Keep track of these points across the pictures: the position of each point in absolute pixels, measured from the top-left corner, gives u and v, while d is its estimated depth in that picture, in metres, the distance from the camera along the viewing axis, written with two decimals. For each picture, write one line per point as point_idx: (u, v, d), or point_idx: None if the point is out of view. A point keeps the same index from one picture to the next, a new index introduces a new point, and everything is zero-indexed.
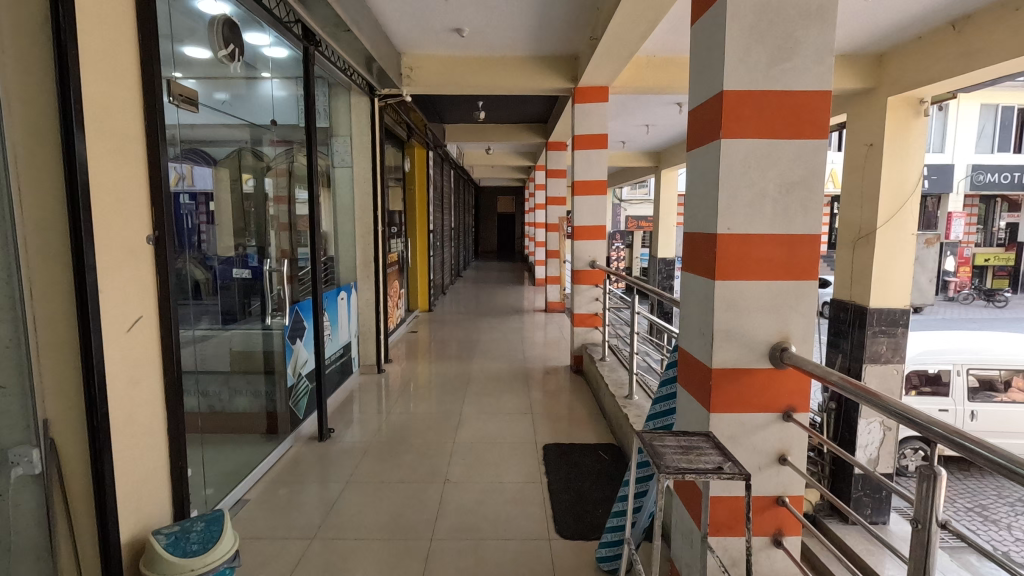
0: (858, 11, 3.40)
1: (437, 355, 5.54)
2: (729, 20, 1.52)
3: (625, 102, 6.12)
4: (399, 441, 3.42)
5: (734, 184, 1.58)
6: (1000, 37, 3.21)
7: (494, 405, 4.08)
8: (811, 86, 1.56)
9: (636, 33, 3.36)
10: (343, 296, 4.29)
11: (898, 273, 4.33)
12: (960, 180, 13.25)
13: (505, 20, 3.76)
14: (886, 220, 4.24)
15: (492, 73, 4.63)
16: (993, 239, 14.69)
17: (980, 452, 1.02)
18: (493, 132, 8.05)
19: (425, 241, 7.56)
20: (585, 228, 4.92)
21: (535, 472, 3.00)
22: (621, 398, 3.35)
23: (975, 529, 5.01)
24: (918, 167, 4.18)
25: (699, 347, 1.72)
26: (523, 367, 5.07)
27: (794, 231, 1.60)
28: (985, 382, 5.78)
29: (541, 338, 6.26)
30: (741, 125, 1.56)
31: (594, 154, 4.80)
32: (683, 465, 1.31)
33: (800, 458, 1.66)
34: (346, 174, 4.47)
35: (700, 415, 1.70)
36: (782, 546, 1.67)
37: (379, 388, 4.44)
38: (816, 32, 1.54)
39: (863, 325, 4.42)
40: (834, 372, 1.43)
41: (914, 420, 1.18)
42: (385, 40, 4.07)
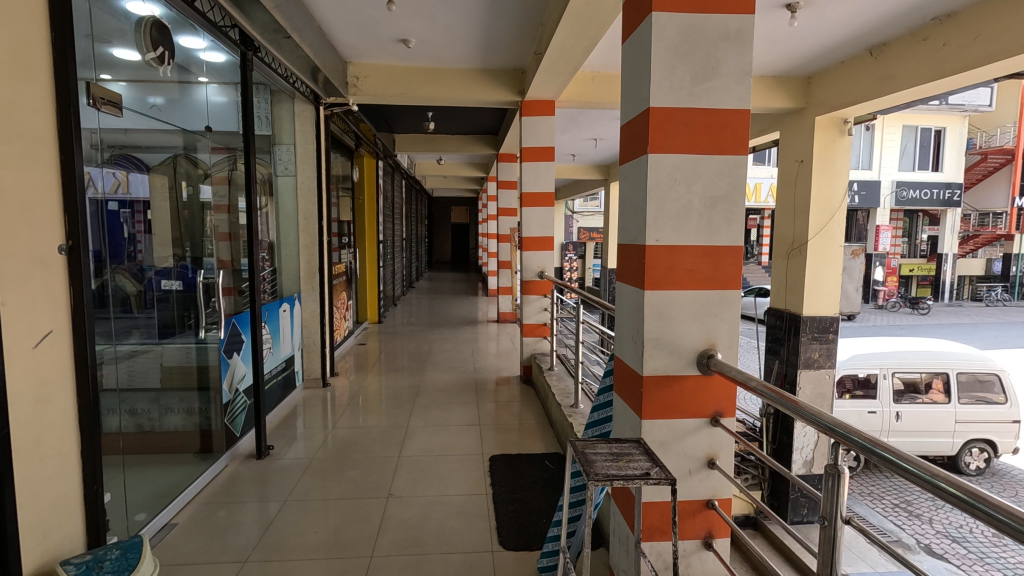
0: (786, 36, 3.59)
1: (388, 367, 5.44)
2: (655, 41, 1.59)
3: (572, 116, 6.24)
4: (343, 456, 3.33)
5: (661, 198, 1.63)
6: (912, 63, 3.47)
7: (442, 417, 4.03)
8: (732, 105, 1.64)
9: (580, 48, 3.44)
10: (285, 308, 4.16)
11: (829, 282, 4.57)
12: (886, 196, 14.18)
13: (451, 32, 3.78)
14: (817, 232, 4.46)
15: (440, 84, 4.64)
16: (916, 250, 15.91)
17: (882, 453, 1.09)
18: (444, 143, 8.03)
19: (374, 251, 7.44)
20: (533, 240, 4.98)
21: (480, 484, 2.97)
22: (568, 407, 3.38)
23: (901, 524, 5.28)
24: (843, 183, 4.45)
25: (631, 354, 1.75)
26: (474, 378, 5.04)
27: (717, 243, 1.68)
28: (909, 384, 6.13)
29: (494, 349, 6.25)
30: (667, 140, 1.62)
31: (542, 167, 4.87)
32: (612, 471, 1.34)
33: (728, 462, 1.72)
34: (289, 183, 4.36)
35: (633, 422, 1.74)
36: (712, 548, 1.71)
37: (324, 402, 4.32)
38: (736, 53, 1.62)
39: (798, 332, 4.63)
40: (754, 378, 1.49)
41: (827, 424, 1.25)
42: (329, 48, 4.01)
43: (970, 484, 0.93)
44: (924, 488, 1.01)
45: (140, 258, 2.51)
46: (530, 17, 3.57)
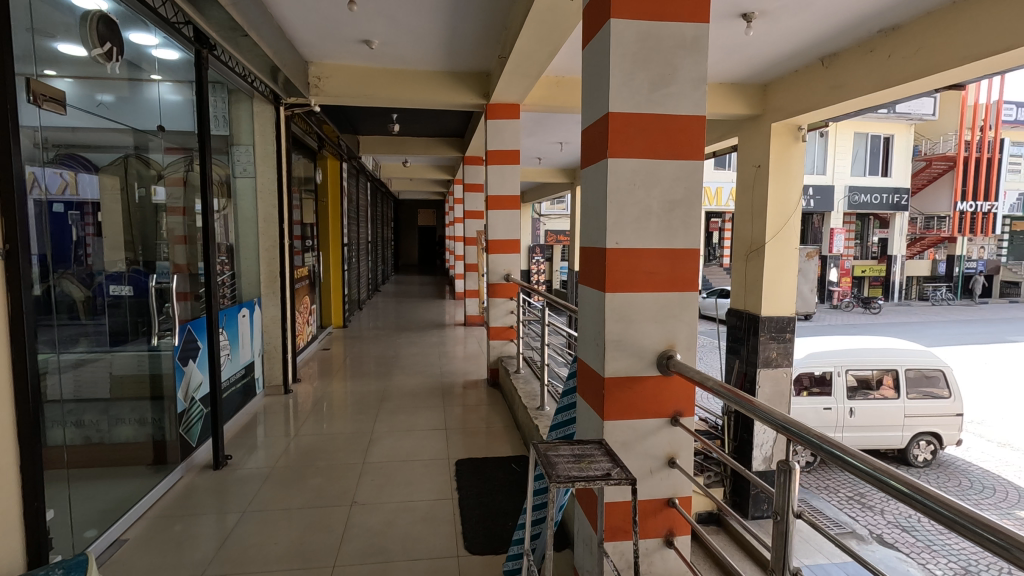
0: (743, 44, 3.70)
1: (354, 372, 5.34)
2: (613, 47, 1.61)
3: (538, 120, 6.28)
4: (306, 464, 3.26)
5: (621, 201, 1.66)
6: (860, 73, 3.62)
7: (409, 422, 3.98)
8: (689, 111, 1.68)
9: (543, 53, 3.47)
10: (245, 313, 4.05)
11: (785, 283, 4.73)
12: (840, 200, 14.78)
13: (415, 33, 3.76)
14: (774, 234, 4.61)
15: (404, 86, 4.60)
16: (868, 252, 16.59)
17: (833, 450, 1.14)
18: (409, 145, 7.96)
19: (338, 253, 7.31)
20: (500, 243, 4.98)
21: (447, 489, 2.95)
22: (533, 409, 3.39)
23: (855, 515, 5.47)
24: (798, 187, 4.61)
25: (593, 355, 1.77)
26: (441, 382, 5.01)
27: (675, 246, 1.71)
28: (861, 381, 6.38)
29: (462, 352, 6.22)
30: (627, 145, 1.65)
31: (508, 170, 4.88)
32: (574, 473, 1.34)
33: (688, 461, 1.75)
34: (248, 185, 4.25)
35: (596, 423, 1.75)
36: (673, 546, 1.74)
37: (286, 409, 4.21)
38: (692, 60, 1.66)
39: (757, 331, 4.77)
40: (711, 378, 1.53)
41: (781, 423, 1.29)
42: (289, 47, 3.93)
43: (917, 480, 0.97)
44: (873, 484, 1.05)
45: (90, 262, 2.42)
46: (494, 20, 3.58)
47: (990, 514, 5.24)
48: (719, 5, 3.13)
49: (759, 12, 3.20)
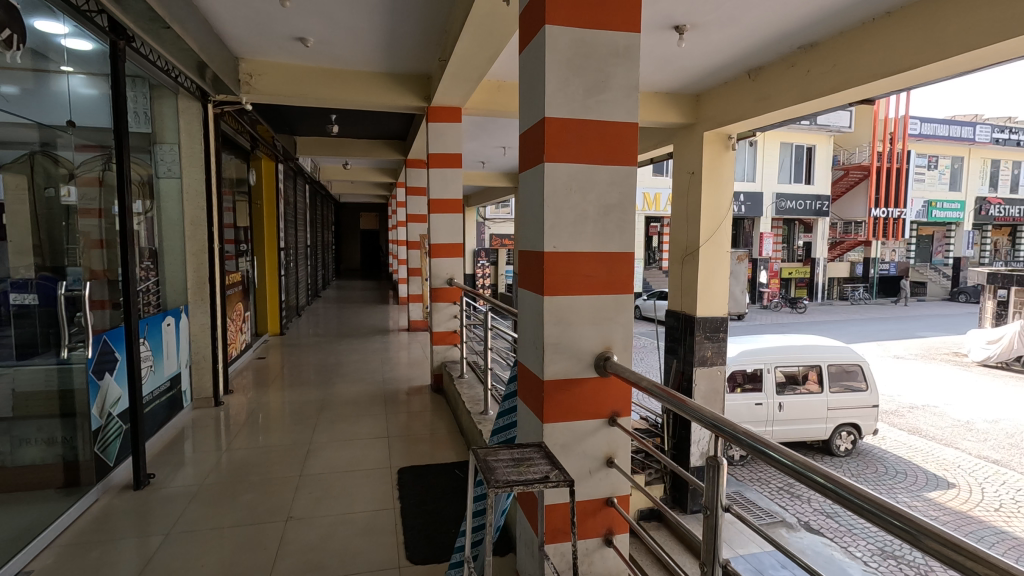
0: (675, 56, 3.84)
1: (291, 381, 5.14)
2: (549, 52, 1.63)
3: (480, 124, 6.27)
4: (238, 479, 3.10)
5: (559, 205, 1.68)
6: (782, 86, 3.85)
7: (349, 431, 3.86)
8: (623, 118, 1.72)
9: (483, 57, 3.47)
10: (169, 322, 3.81)
11: (718, 285, 4.94)
12: (768, 206, 15.74)
13: (352, 33, 3.67)
14: (707, 238, 4.80)
15: (340, 86, 4.49)
16: (794, 255, 17.57)
17: (757, 446, 1.20)
18: (349, 147, 7.76)
19: (274, 258, 7.02)
20: (442, 247, 4.94)
21: (388, 498, 2.89)
22: (477, 414, 3.36)
23: (785, 505, 5.77)
24: (728, 194, 4.83)
25: (533, 358, 1.78)
26: (384, 389, 4.90)
27: (611, 249, 1.75)
28: (789, 376, 6.75)
29: (405, 358, 6.11)
30: (563, 150, 1.67)
31: (449, 174, 4.83)
32: (513, 477, 1.34)
33: (625, 460, 1.79)
34: (173, 186, 4.00)
35: (536, 425, 1.76)
36: (612, 545, 1.77)
37: (217, 422, 3.99)
38: (625, 69, 1.71)
39: (693, 331, 4.95)
40: (645, 378, 1.57)
41: (712, 422, 1.34)
42: (217, 42, 3.75)
43: (833, 472, 1.04)
44: (796, 480, 1.10)
45: None
46: (434, 22, 3.55)
47: (903, 497, 5.66)
48: (653, 16, 3.24)
49: (690, 25, 3.33)
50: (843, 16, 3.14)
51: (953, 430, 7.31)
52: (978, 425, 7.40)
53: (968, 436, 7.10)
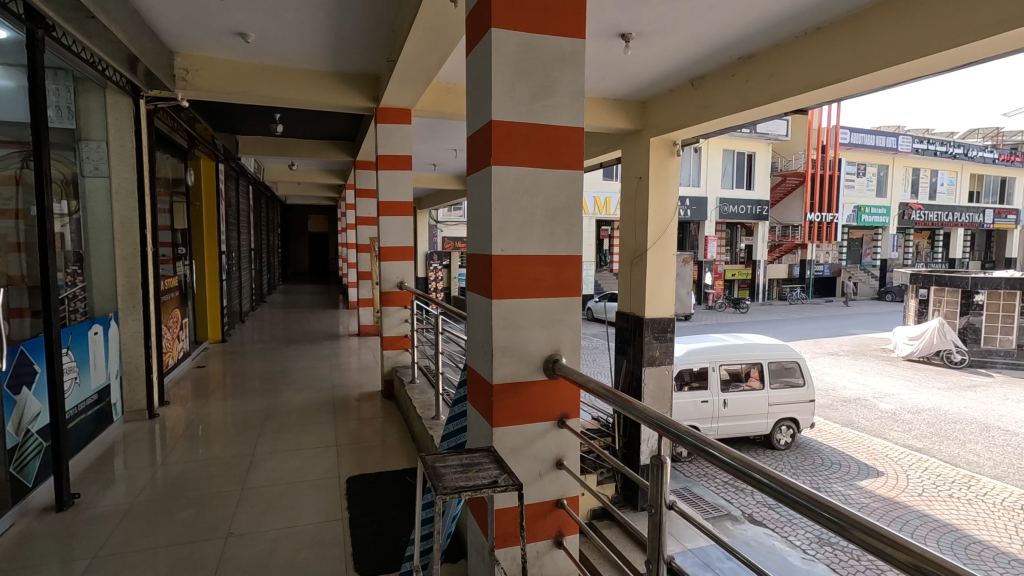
0: (622, 63, 3.93)
1: (234, 390, 4.93)
2: (495, 57, 1.63)
3: (430, 126, 6.22)
4: (174, 495, 2.93)
5: (506, 209, 1.68)
6: (722, 95, 4.00)
7: (296, 441, 3.73)
8: (568, 123, 1.74)
9: (432, 59, 3.44)
10: (97, 330, 3.57)
11: (665, 287, 5.07)
12: (712, 210, 16.32)
13: (296, 30, 3.56)
14: (654, 242, 4.93)
15: (284, 84, 4.34)
16: (737, 257, 18.27)
17: (697, 444, 1.24)
18: (294, 147, 7.53)
19: (214, 262, 6.71)
20: (391, 250, 4.85)
21: (336, 509, 2.81)
22: (428, 419, 3.32)
23: (730, 498, 5.98)
24: (674, 199, 4.98)
25: (482, 362, 1.77)
26: (333, 396, 4.77)
27: (558, 252, 1.76)
28: (733, 374, 7.01)
29: (355, 364, 5.97)
30: (510, 154, 1.67)
31: (399, 176, 4.76)
32: (461, 483, 1.32)
33: (574, 461, 1.80)
34: (102, 186, 3.77)
35: (485, 430, 1.75)
36: (562, 546, 1.78)
37: (152, 436, 3.77)
38: (570, 74, 1.73)
39: (641, 332, 5.06)
40: (593, 380, 1.59)
41: (657, 422, 1.37)
42: (150, 35, 3.55)
43: (768, 468, 1.09)
44: (734, 476, 1.15)
45: None
46: (381, 22, 3.49)
47: (838, 486, 5.97)
48: (600, 24, 3.30)
49: (636, 33, 3.41)
50: (777, 29, 3.30)
51: (881, 421, 7.78)
52: (903, 416, 7.91)
53: (895, 426, 7.57)
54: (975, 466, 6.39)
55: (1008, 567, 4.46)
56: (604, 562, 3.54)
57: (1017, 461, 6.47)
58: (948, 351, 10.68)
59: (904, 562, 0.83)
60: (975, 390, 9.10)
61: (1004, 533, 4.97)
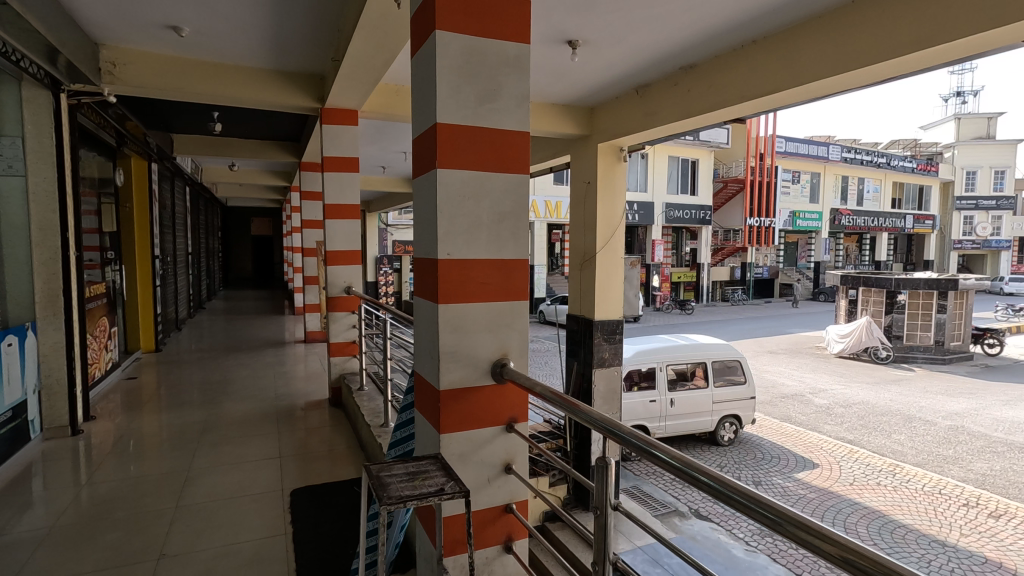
0: (568, 70, 3.99)
1: (169, 402, 4.66)
2: (439, 59, 1.61)
3: (379, 128, 6.11)
4: (100, 517, 2.73)
5: (452, 213, 1.66)
6: (665, 104, 4.12)
7: (236, 454, 3.56)
8: (514, 127, 1.75)
9: (378, 59, 3.38)
10: (11, 342, 3.30)
11: (613, 289, 5.17)
12: (659, 214, 16.80)
13: (234, 25, 3.43)
14: (602, 245, 5.02)
15: (222, 82, 4.17)
16: (682, 260, 18.83)
17: (638, 444, 1.28)
18: (234, 147, 7.23)
19: (147, 267, 6.35)
20: (338, 253, 4.73)
21: (279, 523, 2.70)
22: (377, 426, 3.25)
23: (678, 495, 6.13)
24: (621, 204, 5.09)
25: (429, 368, 1.74)
26: (277, 406, 4.59)
27: (505, 256, 1.76)
28: (679, 374, 7.23)
29: (301, 372, 5.78)
30: (456, 158, 1.66)
31: (346, 178, 4.65)
32: (406, 492, 1.29)
33: (523, 465, 1.80)
34: (15, 185, 3.49)
35: (433, 437, 1.72)
36: (512, 551, 1.78)
37: (76, 453, 3.51)
38: (515, 78, 1.74)
39: (591, 334, 5.13)
40: (539, 383, 1.60)
41: (605, 425, 1.39)
42: (71, 24, 3.32)
43: (705, 465, 1.13)
44: (676, 476, 1.18)
45: None
46: (325, 20, 3.40)
47: (778, 479, 6.24)
48: (547, 30, 3.34)
49: (582, 40, 3.46)
50: (716, 41, 3.43)
51: (816, 416, 8.20)
52: (836, 410, 8.37)
53: (829, 420, 8.00)
54: (900, 455, 6.83)
55: (928, 548, 4.78)
56: (555, 563, 3.55)
57: (936, 449, 6.96)
58: (875, 347, 11.31)
59: (835, 555, 0.87)
60: (898, 384, 9.74)
61: (926, 516, 5.32)
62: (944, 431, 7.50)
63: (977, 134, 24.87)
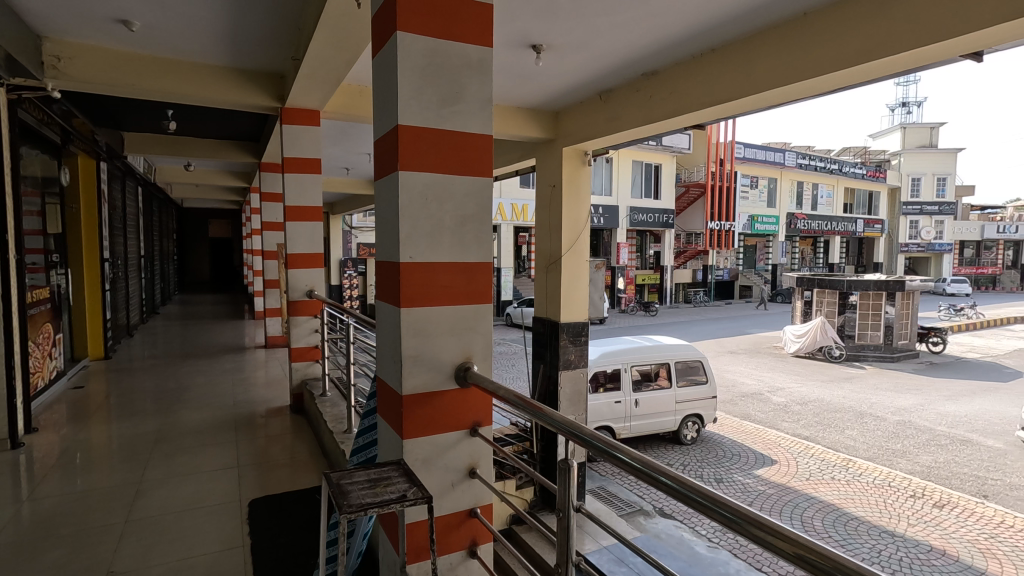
0: (533, 74, 4.01)
1: (120, 411, 4.46)
2: (401, 61, 1.60)
3: (342, 129, 6.01)
4: (42, 535, 2.59)
5: (415, 215, 1.65)
6: (628, 109, 4.19)
7: (191, 464, 3.43)
8: (477, 130, 1.74)
9: (340, 60, 3.33)
10: None
11: (578, 292, 5.22)
12: (624, 217, 17.07)
13: (189, 21, 3.32)
14: (568, 248, 5.07)
15: (177, 79, 4.03)
16: (646, 263, 19.16)
17: (600, 445, 1.29)
18: (190, 147, 7.00)
19: (95, 270, 6.07)
20: (300, 256, 4.63)
21: (236, 535, 2.62)
22: (340, 433, 3.18)
23: (642, 493, 6.22)
24: (586, 207, 5.15)
25: (392, 372, 1.72)
26: (236, 413, 4.45)
27: (468, 260, 1.75)
28: (644, 374, 7.35)
29: (262, 378, 5.62)
30: (419, 160, 1.65)
31: (307, 180, 4.56)
32: (367, 499, 1.26)
33: (488, 470, 1.79)
34: None
35: (396, 442, 1.70)
36: (476, 555, 1.77)
37: (16, 468, 3.32)
38: (478, 81, 1.73)
39: (557, 336, 5.16)
40: (503, 387, 1.60)
41: (569, 428, 1.40)
42: (11, 16, 3.15)
43: (664, 466, 1.15)
44: (636, 476, 1.20)
45: None
46: (285, 17, 3.33)
47: (739, 476, 6.41)
48: (511, 34, 3.35)
49: (546, 45, 3.49)
50: (677, 49, 3.51)
51: (775, 413, 8.47)
52: (793, 408, 8.66)
53: (787, 417, 8.27)
54: (853, 450, 7.11)
55: (879, 539, 4.98)
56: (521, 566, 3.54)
57: (885, 443, 7.28)
58: (829, 347, 11.76)
59: (793, 554, 0.89)
60: (851, 382, 10.16)
61: (877, 508, 5.55)
62: (893, 426, 7.85)
63: (921, 143, 26.19)
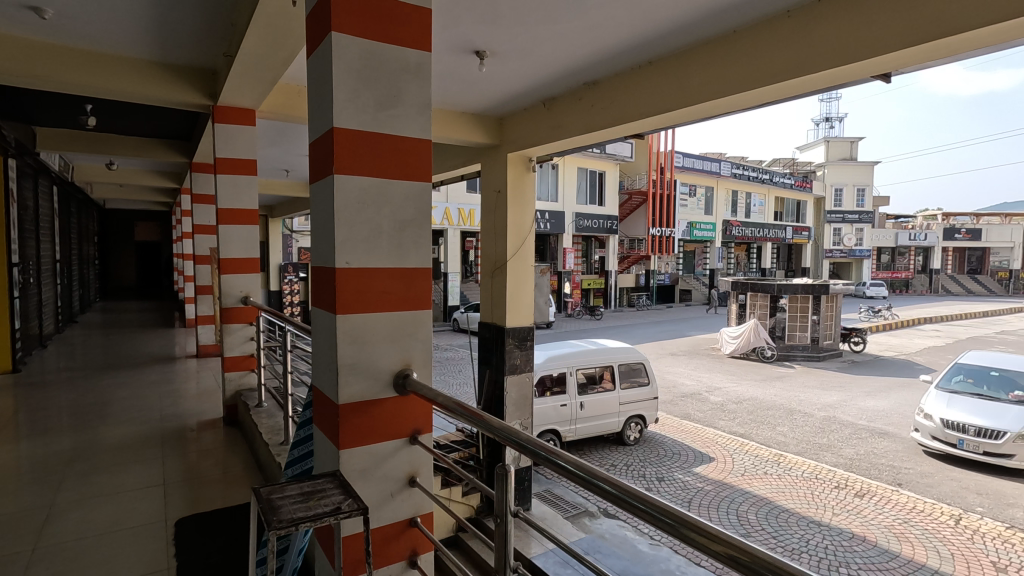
0: (476, 79, 4.02)
1: (30, 429, 4.10)
2: (335, 63, 1.56)
3: (279, 129, 5.82)
4: None
5: (351, 219, 1.61)
6: (570, 118, 4.27)
7: (111, 484, 3.20)
8: (415, 134, 1.73)
9: (276, 58, 3.23)
10: None
11: (524, 296, 5.25)
12: (569, 223, 17.34)
13: (109, 11, 3.12)
14: (513, 253, 5.09)
15: (96, 72, 3.77)
16: (592, 268, 19.52)
17: (538, 452, 1.30)
18: (113, 144, 6.56)
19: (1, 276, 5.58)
20: (234, 261, 4.43)
21: (161, 558, 2.46)
22: (276, 445, 3.06)
23: (587, 495, 6.30)
24: (530, 213, 5.20)
25: (327, 382, 1.67)
26: (164, 427, 4.20)
27: (407, 266, 1.73)
28: (588, 377, 7.48)
29: (192, 389, 5.32)
30: (355, 163, 1.61)
31: (241, 181, 4.37)
32: (299, 513, 1.22)
33: (428, 478, 1.77)
34: None
35: (332, 453, 1.65)
36: (416, 566, 1.74)
37: None
38: (416, 85, 1.72)
39: (503, 341, 5.16)
40: (442, 395, 1.59)
41: (510, 436, 1.40)
42: None
43: (601, 470, 1.18)
44: (572, 482, 1.22)
45: None
46: (217, 12, 3.19)
47: (680, 474, 6.61)
48: (454, 39, 3.34)
49: (489, 51, 3.50)
50: (616, 60, 3.61)
51: (712, 412, 8.81)
52: (730, 407, 9.03)
53: (724, 416, 8.61)
54: (783, 445, 7.50)
55: (808, 529, 5.27)
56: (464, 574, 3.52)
57: (813, 438, 7.71)
58: (762, 347, 12.35)
59: (725, 555, 0.92)
60: (782, 380, 10.71)
61: (806, 500, 5.86)
62: (820, 422, 8.32)
63: (842, 156, 28.04)
